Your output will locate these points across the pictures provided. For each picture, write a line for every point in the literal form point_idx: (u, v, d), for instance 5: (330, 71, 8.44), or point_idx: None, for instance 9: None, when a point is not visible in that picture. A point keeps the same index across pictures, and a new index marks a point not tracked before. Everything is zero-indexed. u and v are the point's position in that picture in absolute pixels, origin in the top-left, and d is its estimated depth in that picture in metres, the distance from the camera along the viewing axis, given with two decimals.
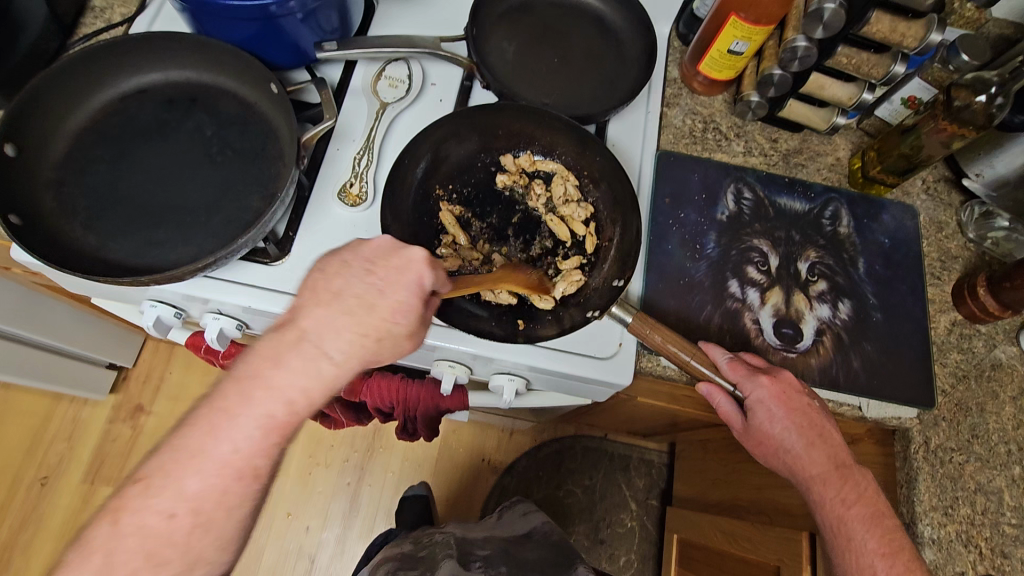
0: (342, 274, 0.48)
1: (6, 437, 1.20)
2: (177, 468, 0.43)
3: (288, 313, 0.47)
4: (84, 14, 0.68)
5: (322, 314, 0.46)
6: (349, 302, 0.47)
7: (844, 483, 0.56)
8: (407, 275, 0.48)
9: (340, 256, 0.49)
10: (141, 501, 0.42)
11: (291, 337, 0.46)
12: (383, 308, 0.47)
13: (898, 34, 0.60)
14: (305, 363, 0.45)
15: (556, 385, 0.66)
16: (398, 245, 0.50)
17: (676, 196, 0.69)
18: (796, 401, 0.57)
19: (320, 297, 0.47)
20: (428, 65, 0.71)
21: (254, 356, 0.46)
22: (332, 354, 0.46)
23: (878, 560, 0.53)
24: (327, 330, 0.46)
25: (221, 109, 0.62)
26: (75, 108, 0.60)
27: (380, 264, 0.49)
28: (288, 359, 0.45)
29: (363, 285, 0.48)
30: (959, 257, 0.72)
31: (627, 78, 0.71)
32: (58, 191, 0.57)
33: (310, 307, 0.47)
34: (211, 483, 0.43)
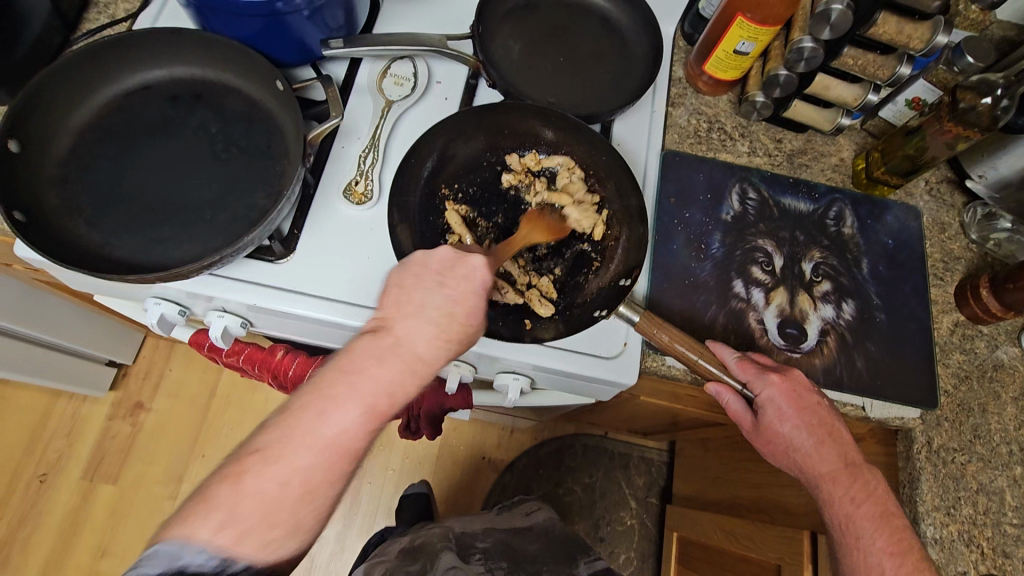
0: (418, 286, 0.50)
1: (5, 433, 1.20)
2: (295, 441, 0.43)
3: (377, 321, 0.49)
4: (87, 9, 0.68)
5: (414, 323, 0.48)
6: (432, 313, 0.48)
7: (853, 482, 0.56)
8: (475, 284, 0.50)
9: (414, 271, 0.50)
10: (260, 468, 0.42)
11: (388, 343, 0.47)
12: (462, 315, 0.49)
13: (905, 35, 0.60)
14: (407, 365, 0.47)
15: (561, 384, 0.66)
16: (461, 254, 0.51)
17: (681, 196, 0.69)
18: (806, 400, 0.57)
19: (403, 308, 0.49)
20: (433, 64, 0.71)
21: (354, 355, 0.47)
22: (424, 358, 0.48)
23: (886, 559, 0.53)
24: (419, 336, 0.48)
25: (226, 106, 0.62)
26: (79, 103, 0.60)
27: (450, 274, 0.50)
28: (392, 362, 0.47)
29: (441, 295, 0.49)
30: (961, 258, 0.72)
31: (632, 77, 0.71)
32: (62, 188, 0.57)
33: (398, 317, 0.48)
34: (322, 457, 0.44)
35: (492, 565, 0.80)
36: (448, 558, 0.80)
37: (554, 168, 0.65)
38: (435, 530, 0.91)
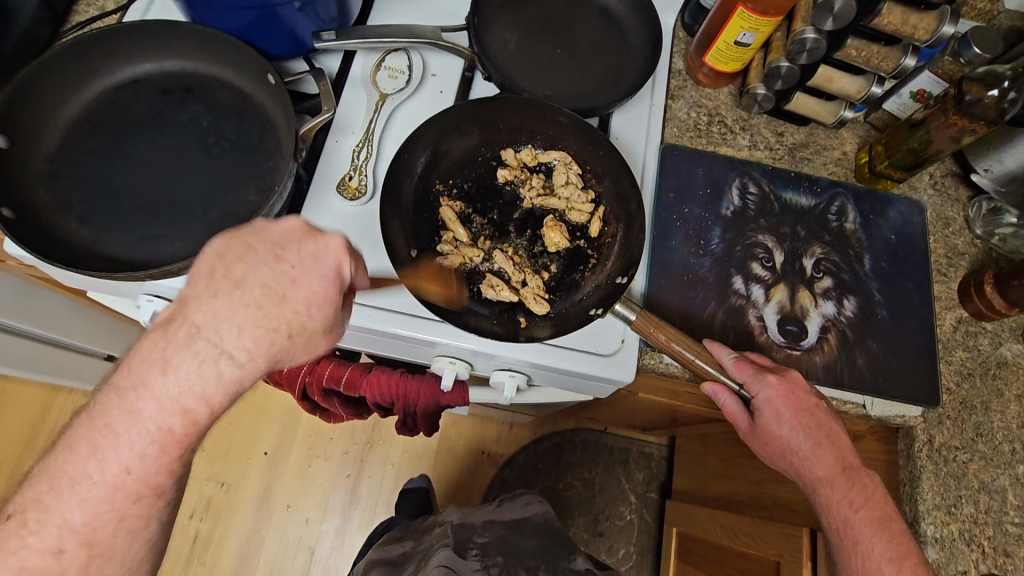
0: (246, 258, 0.42)
1: (4, 428, 1.20)
2: (59, 497, 0.40)
3: (174, 306, 0.41)
4: (76, 1, 0.66)
5: (220, 306, 0.40)
6: (256, 293, 0.41)
7: (851, 486, 0.56)
8: (322, 266, 0.43)
9: (242, 238, 0.43)
10: (18, 538, 0.39)
11: (184, 334, 0.40)
12: (295, 299, 0.42)
13: (910, 26, 0.59)
14: (199, 363, 0.40)
15: (557, 381, 0.65)
16: (313, 230, 0.44)
17: (680, 190, 0.68)
18: (804, 402, 0.56)
19: (216, 286, 0.41)
20: (428, 56, 0.70)
21: (134, 361, 0.40)
22: (234, 353, 0.40)
23: (883, 564, 0.53)
24: (224, 324, 0.40)
25: (218, 100, 0.61)
26: (69, 98, 0.59)
27: (291, 248, 0.43)
28: (184, 357, 0.40)
29: (271, 272, 0.42)
30: (965, 254, 0.71)
31: (631, 69, 0.70)
32: (51, 184, 0.56)
33: (200, 295, 0.40)
34: (96, 509, 0.40)
35: (488, 562, 0.79)
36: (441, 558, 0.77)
37: (550, 163, 0.64)
38: (435, 529, 0.91)
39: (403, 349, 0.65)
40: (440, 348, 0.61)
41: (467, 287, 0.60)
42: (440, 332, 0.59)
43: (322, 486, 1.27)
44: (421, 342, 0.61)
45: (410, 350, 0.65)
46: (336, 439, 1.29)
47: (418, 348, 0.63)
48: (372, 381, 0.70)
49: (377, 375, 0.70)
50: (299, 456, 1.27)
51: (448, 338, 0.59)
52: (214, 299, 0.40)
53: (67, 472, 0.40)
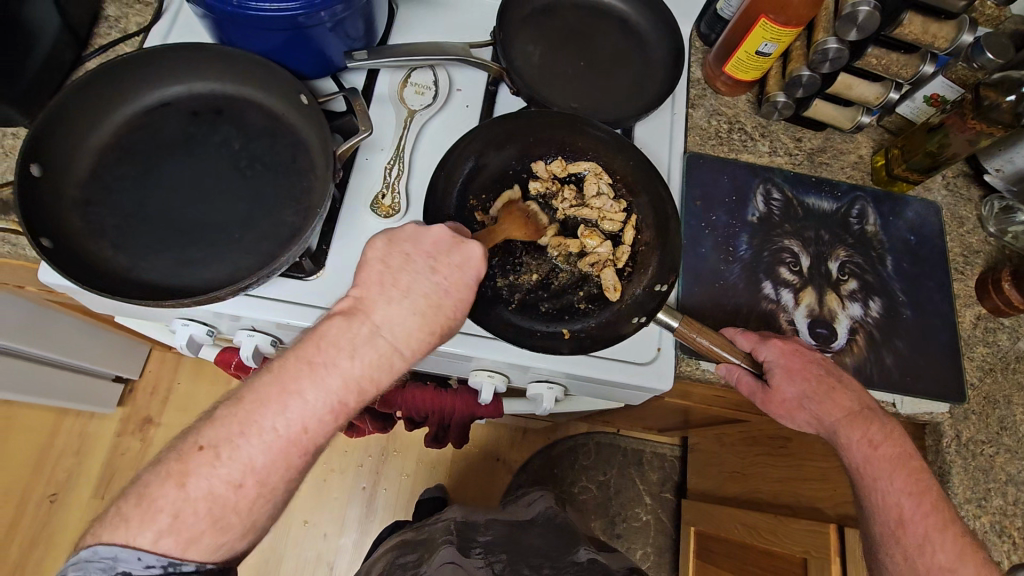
0: (405, 268, 0.48)
1: (12, 453, 1.17)
2: (249, 442, 0.42)
3: (351, 302, 0.47)
4: (97, 24, 0.66)
5: (395, 310, 0.47)
6: (420, 301, 0.47)
7: (869, 426, 0.54)
8: (467, 274, 0.49)
9: (402, 249, 0.49)
10: (207, 470, 0.41)
11: (365, 331, 0.46)
12: (449, 307, 0.49)
13: (931, 35, 0.61)
14: (377, 355, 0.46)
15: (593, 391, 0.66)
16: (458, 240, 0.50)
17: (707, 198, 0.69)
18: (810, 357, 0.57)
19: (388, 292, 0.47)
20: (453, 71, 0.70)
21: (323, 341, 0.45)
22: (403, 350, 0.47)
23: (905, 501, 0.52)
24: (400, 325, 0.47)
25: (248, 121, 0.61)
26: (99, 124, 0.58)
27: (442, 260, 0.49)
28: (365, 351, 0.45)
29: (430, 282, 0.48)
30: (980, 252, 0.73)
31: (654, 80, 0.71)
32: (85, 211, 0.55)
33: (378, 303, 0.47)
34: (277, 457, 0.43)
35: (493, 559, 0.76)
36: (446, 555, 0.74)
37: (580, 173, 0.64)
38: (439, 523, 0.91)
39: (440, 364, 0.65)
40: (478, 362, 0.61)
41: (508, 301, 0.60)
42: (480, 347, 0.59)
43: (337, 499, 1.26)
44: (459, 357, 0.61)
45: (446, 365, 0.65)
46: (350, 452, 1.29)
47: (455, 362, 0.63)
48: (407, 396, 0.70)
49: (412, 390, 0.70)
50: (313, 471, 1.27)
51: (488, 353, 0.59)
52: (388, 305, 0.47)
53: (258, 421, 0.42)
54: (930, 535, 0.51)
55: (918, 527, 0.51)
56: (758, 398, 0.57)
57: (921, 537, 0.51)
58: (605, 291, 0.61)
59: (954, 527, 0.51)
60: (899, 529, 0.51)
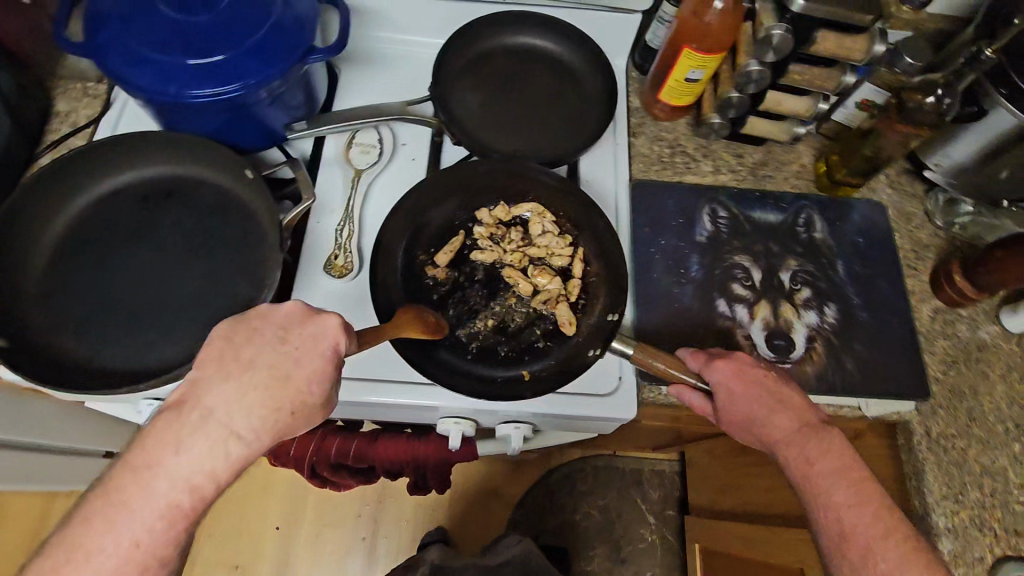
0: (250, 342, 0.45)
1: (7, 542, 1.17)
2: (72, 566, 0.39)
3: (184, 392, 0.43)
4: (49, 121, 0.68)
5: (229, 390, 0.43)
6: (263, 377, 0.44)
7: (807, 441, 0.52)
8: (322, 344, 0.46)
9: (249, 324, 0.46)
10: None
11: (196, 418, 0.42)
12: (299, 379, 0.45)
13: (845, 49, 0.63)
14: (212, 443, 0.42)
15: (562, 426, 0.66)
16: (312, 312, 0.47)
17: (654, 223, 0.70)
18: (751, 375, 0.56)
19: (226, 369, 0.44)
20: (397, 127, 0.73)
21: (149, 441, 0.41)
22: (243, 434, 0.43)
23: (845, 513, 0.48)
24: (236, 406, 0.43)
25: (199, 200, 0.63)
26: (53, 219, 0.60)
27: (294, 332, 0.46)
28: (195, 441, 0.41)
29: (277, 353, 0.45)
30: (931, 246, 0.75)
31: (591, 115, 0.73)
32: (44, 306, 0.57)
33: (211, 384, 0.43)
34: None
35: None
36: None
37: (523, 215, 0.67)
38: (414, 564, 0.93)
39: (408, 416, 0.65)
40: (443, 410, 0.62)
41: (467, 349, 0.61)
42: (442, 396, 0.60)
43: (337, 552, 1.25)
44: (424, 408, 0.62)
45: (415, 416, 0.65)
46: (348, 502, 1.28)
47: (422, 413, 0.63)
48: (381, 449, 0.71)
49: (384, 444, 0.71)
50: (311, 526, 1.26)
51: (451, 400, 0.60)
52: (223, 384, 0.43)
53: None
54: (872, 546, 0.47)
55: (861, 539, 0.47)
56: (713, 417, 0.58)
57: (864, 550, 0.47)
58: (561, 326, 0.62)
59: (898, 535, 0.47)
60: (842, 542, 0.48)
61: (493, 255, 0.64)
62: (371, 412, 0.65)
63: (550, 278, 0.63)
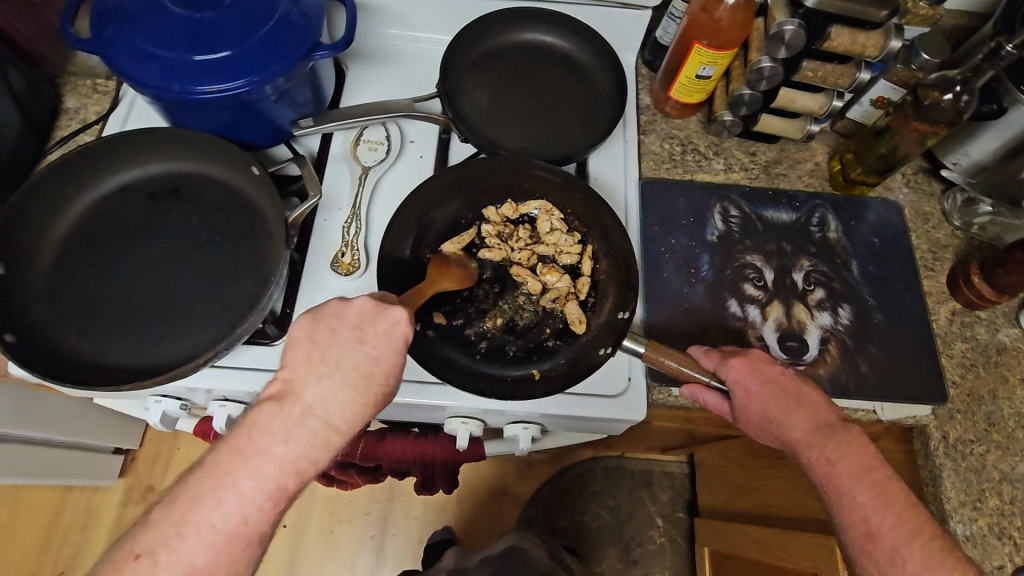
0: (333, 343, 0.47)
1: (18, 538, 1.18)
2: (188, 541, 0.40)
3: (280, 386, 0.45)
4: (58, 117, 0.68)
5: (325, 386, 0.45)
6: (351, 375, 0.46)
7: (827, 441, 0.50)
8: (396, 339, 0.48)
9: (326, 323, 0.48)
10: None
11: (297, 413, 0.44)
12: (381, 374, 0.47)
13: (860, 44, 0.62)
14: (315, 435, 0.44)
15: (571, 427, 0.65)
16: (381, 306, 0.49)
17: (664, 222, 0.70)
18: (767, 373, 0.54)
19: (316, 368, 0.45)
20: (404, 124, 0.72)
21: (255, 430, 0.43)
22: (338, 424, 0.45)
23: (870, 514, 0.46)
24: (333, 401, 0.45)
25: (206, 196, 0.62)
26: (60, 215, 0.60)
27: (369, 328, 0.48)
28: (302, 433, 0.43)
29: (359, 353, 0.46)
30: (949, 246, 0.73)
31: (601, 112, 0.72)
32: (51, 302, 0.57)
33: (308, 380, 0.45)
34: (220, 556, 0.41)
35: None
36: None
37: (532, 214, 0.66)
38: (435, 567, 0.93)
39: (414, 415, 0.65)
40: (450, 410, 0.61)
41: (476, 349, 0.60)
42: (448, 395, 0.60)
43: (344, 551, 1.24)
44: (430, 407, 0.61)
45: (421, 416, 0.65)
46: (354, 501, 1.28)
47: (428, 412, 0.63)
48: (388, 447, 0.71)
49: (392, 442, 0.71)
50: (319, 525, 1.26)
51: (457, 400, 0.60)
52: (318, 382, 0.45)
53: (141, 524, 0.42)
54: (899, 547, 0.45)
55: (886, 540, 0.45)
56: (731, 416, 0.57)
57: (890, 551, 0.45)
58: (571, 325, 0.61)
59: (925, 536, 0.44)
60: (868, 543, 0.46)
61: (502, 252, 0.64)
62: (378, 410, 0.65)
63: (560, 275, 0.63)
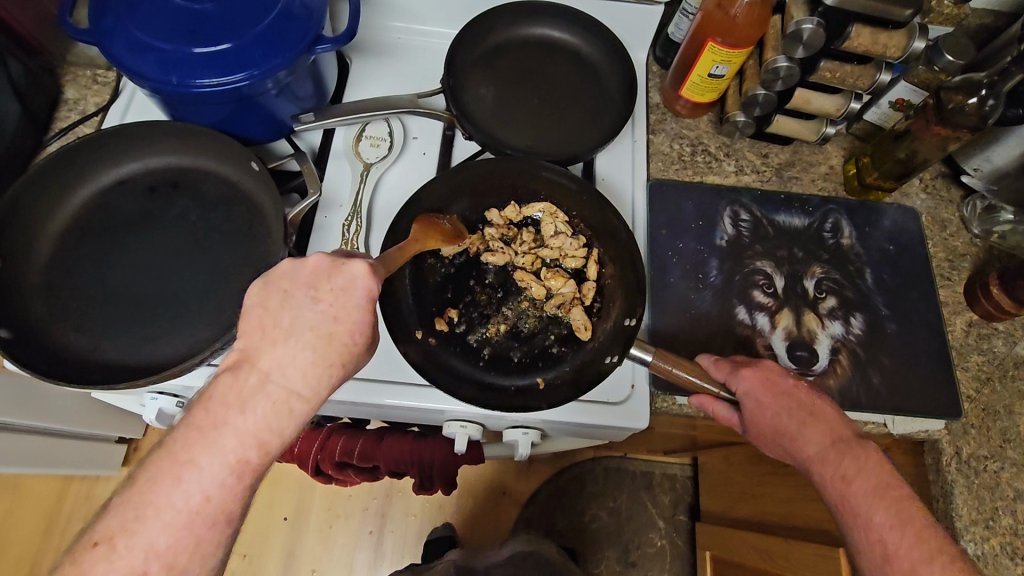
0: (285, 306, 0.41)
1: (22, 523, 1.19)
2: (145, 522, 0.35)
3: (236, 354, 0.40)
4: (57, 108, 0.67)
5: (283, 350, 0.39)
6: (305, 336, 0.40)
7: (842, 458, 0.48)
8: (356, 294, 0.42)
9: (277, 286, 0.42)
10: (101, 567, 0.34)
11: (254, 381, 0.38)
12: (344, 334, 0.41)
13: (881, 45, 0.59)
14: (273, 405, 0.38)
15: (572, 433, 0.64)
16: (336, 261, 0.42)
17: (672, 225, 0.68)
18: (780, 386, 0.52)
19: (270, 335, 0.40)
20: (407, 120, 0.71)
21: (210, 404, 0.38)
22: (300, 389, 0.39)
23: (886, 535, 0.44)
24: (291, 365, 0.39)
25: (204, 192, 0.61)
26: (57, 208, 0.59)
27: (324, 287, 0.42)
28: (256, 405, 0.38)
29: (315, 313, 0.41)
30: (966, 255, 0.70)
31: (610, 110, 0.70)
32: (47, 297, 0.56)
33: (261, 347, 0.39)
34: (185, 536, 0.36)
35: None
36: None
37: (536, 217, 0.65)
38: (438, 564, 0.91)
39: (412, 418, 0.63)
40: (449, 414, 0.60)
41: (478, 356, 0.59)
42: (446, 399, 0.59)
43: (344, 546, 1.24)
44: (429, 411, 0.60)
45: (420, 419, 0.64)
46: (355, 496, 1.28)
47: (426, 416, 0.62)
48: (386, 449, 0.70)
49: (390, 443, 0.70)
50: (319, 519, 1.26)
51: (456, 404, 0.58)
52: (273, 347, 0.39)
53: None
54: (916, 569, 0.42)
55: (905, 563, 0.42)
56: (741, 429, 0.55)
57: (909, 574, 0.42)
58: (575, 331, 0.60)
59: (945, 557, 0.42)
60: (885, 565, 0.43)
61: (506, 255, 0.63)
62: (375, 412, 0.64)
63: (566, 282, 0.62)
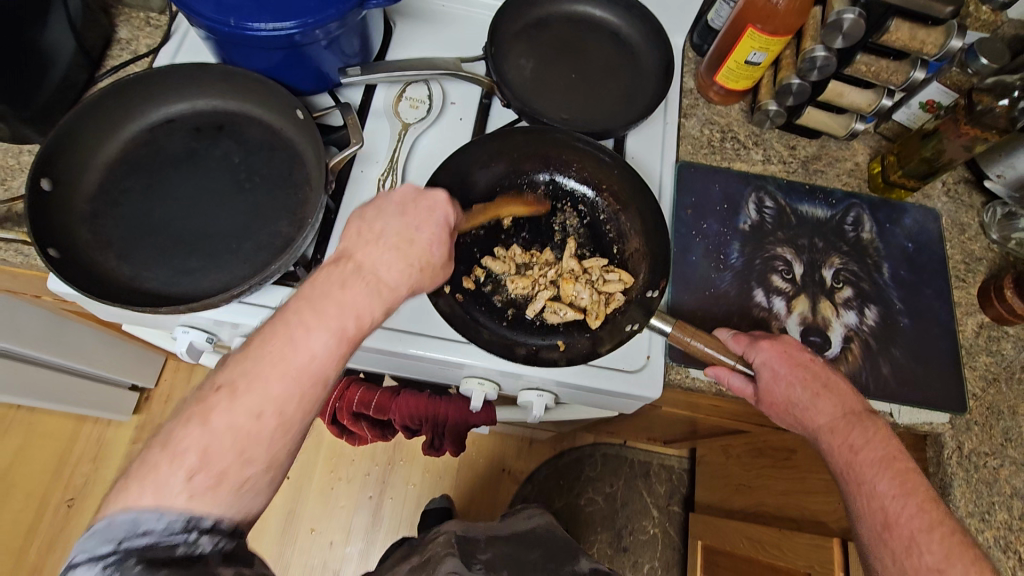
0: (379, 217, 0.52)
1: (31, 460, 1.21)
2: (262, 372, 0.43)
3: (338, 252, 0.50)
4: (110, 47, 0.69)
5: (374, 249, 0.50)
6: (391, 239, 0.51)
7: (851, 431, 0.51)
8: (436, 215, 0.54)
9: (375, 205, 0.53)
10: (226, 404, 0.42)
11: (350, 267, 0.49)
12: (423, 241, 0.52)
13: (918, 41, 0.61)
14: (370, 286, 0.49)
15: (584, 399, 0.66)
16: (422, 192, 0.55)
17: (698, 206, 0.69)
18: (800, 360, 0.54)
19: (365, 237, 0.51)
20: (447, 85, 0.72)
21: (316, 283, 0.48)
22: (388, 280, 0.50)
23: (890, 502, 0.47)
24: (381, 260, 0.50)
25: (249, 136, 0.63)
26: (106, 140, 0.61)
27: (411, 206, 0.54)
28: (357, 282, 0.48)
29: (401, 222, 0.52)
30: (983, 259, 0.72)
31: (644, 91, 0.72)
32: (93, 224, 0.58)
33: (359, 245, 0.50)
34: (293, 387, 0.44)
35: None
36: (453, 562, 0.72)
37: (585, 195, 0.67)
38: (439, 537, 0.87)
39: (431, 371, 0.65)
40: (468, 369, 0.62)
41: (502, 316, 0.61)
42: (466, 353, 0.60)
43: (343, 507, 1.27)
44: (450, 365, 0.61)
45: (439, 373, 0.66)
46: (357, 460, 1.30)
47: (445, 370, 0.63)
48: (401, 404, 0.72)
49: (404, 399, 0.72)
50: (320, 480, 1.28)
51: (477, 359, 0.60)
52: (367, 245, 0.50)
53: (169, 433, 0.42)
54: (916, 537, 0.46)
55: (905, 529, 0.46)
56: (753, 400, 0.57)
57: (907, 539, 0.46)
58: (586, 318, 0.62)
59: (943, 528, 0.46)
60: (884, 531, 0.47)
61: (534, 232, 0.65)
62: (400, 366, 0.66)
63: (598, 268, 0.63)
